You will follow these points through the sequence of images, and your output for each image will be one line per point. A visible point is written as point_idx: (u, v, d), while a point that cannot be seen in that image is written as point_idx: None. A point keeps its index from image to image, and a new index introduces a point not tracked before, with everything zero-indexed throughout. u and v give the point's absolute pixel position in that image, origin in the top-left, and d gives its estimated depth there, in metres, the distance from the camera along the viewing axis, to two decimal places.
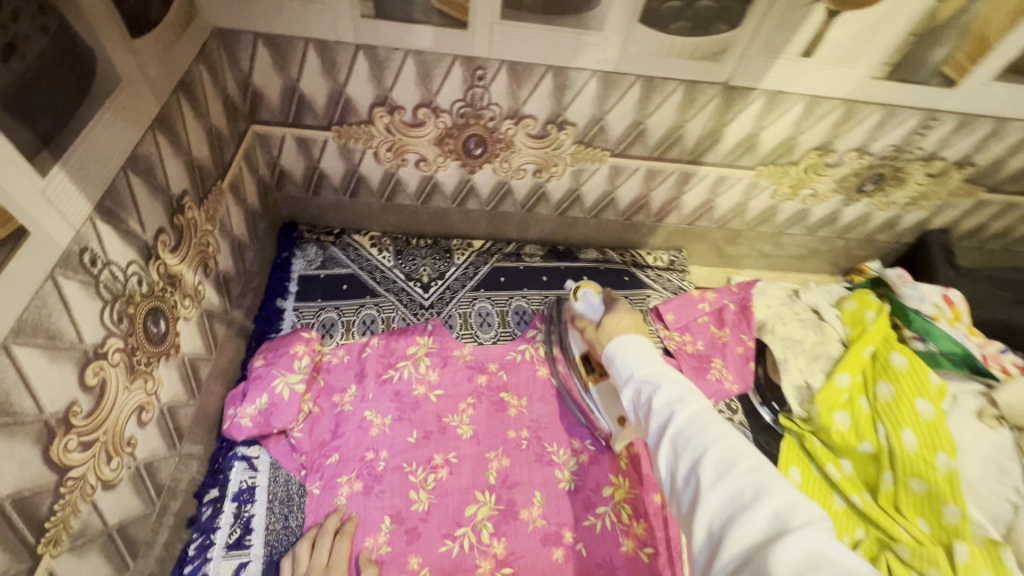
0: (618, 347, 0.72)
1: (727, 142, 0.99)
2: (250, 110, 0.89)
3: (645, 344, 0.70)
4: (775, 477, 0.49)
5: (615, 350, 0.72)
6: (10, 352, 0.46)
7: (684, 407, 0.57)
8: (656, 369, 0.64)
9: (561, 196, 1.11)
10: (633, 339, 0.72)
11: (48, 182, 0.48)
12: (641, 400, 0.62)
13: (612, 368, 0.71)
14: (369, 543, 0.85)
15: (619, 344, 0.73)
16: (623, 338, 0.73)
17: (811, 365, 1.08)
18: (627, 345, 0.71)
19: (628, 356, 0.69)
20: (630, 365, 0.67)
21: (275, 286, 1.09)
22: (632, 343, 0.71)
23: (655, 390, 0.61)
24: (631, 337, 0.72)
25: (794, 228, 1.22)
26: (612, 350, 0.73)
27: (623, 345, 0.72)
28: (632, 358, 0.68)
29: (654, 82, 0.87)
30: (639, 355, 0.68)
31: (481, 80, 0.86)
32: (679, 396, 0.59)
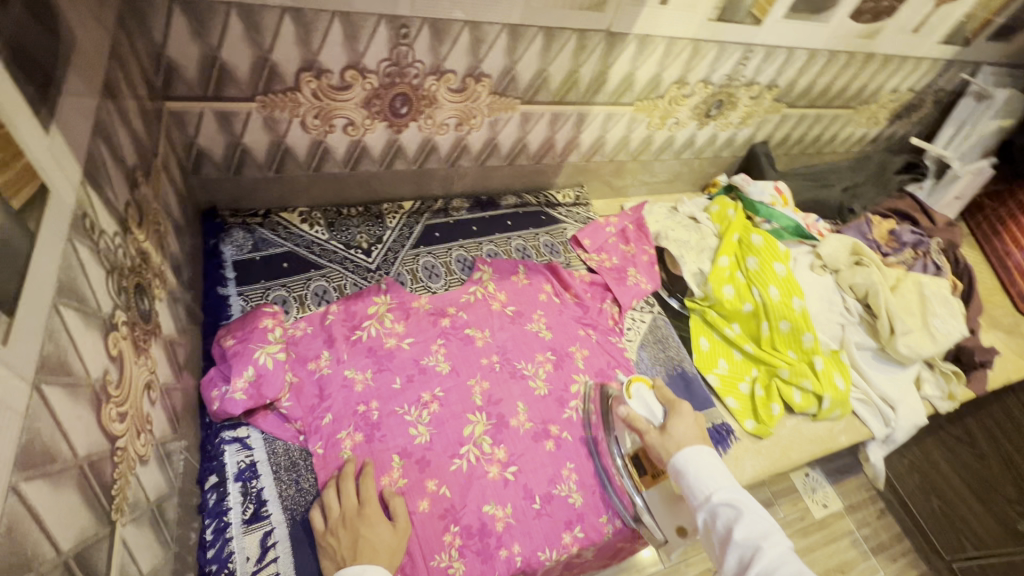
0: (686, 458, 0.81)
1: (611, 83, 1.19)
2: (164, 86, 0.85)
3: (714, 458, 0.81)
4: None
5: (684, 461, 0.81)
6: (60, 312, 0.45)
7: (769, 546, 0.69)
8: (732, 495, 0.76)
9: (480, 147, 1.22)
10: (702, 452, 0.82)
11: (52, 139, 0.47)
12: (719, 527, 0.74)
13: (682, 481, 0.81)
14: (386, 481, 0.91)
15: (687, 454, 0.82)
16: (692, 449, 0.82)
17: (700, 256, 1.36)
18: (697, 459, 0.81)
19: (701, 474, 0.79)
20: (705, 484, 0.78)
21: (211, 275, 1.04)
22: (702, 457, 0.81)
23: (737, 521, 0.72)
24: (700, 449, 0.82)
25: (664, 154, 1.49)
26: (679, 459, 0.82)
27: (694, 457, 0.81)
28: (707, 477, 0.79)
29: (552, 33, 1.02)
30: (711, 472, 0.79)
31: (405, 39, 0.93)
32: (763, 531, 0.70)
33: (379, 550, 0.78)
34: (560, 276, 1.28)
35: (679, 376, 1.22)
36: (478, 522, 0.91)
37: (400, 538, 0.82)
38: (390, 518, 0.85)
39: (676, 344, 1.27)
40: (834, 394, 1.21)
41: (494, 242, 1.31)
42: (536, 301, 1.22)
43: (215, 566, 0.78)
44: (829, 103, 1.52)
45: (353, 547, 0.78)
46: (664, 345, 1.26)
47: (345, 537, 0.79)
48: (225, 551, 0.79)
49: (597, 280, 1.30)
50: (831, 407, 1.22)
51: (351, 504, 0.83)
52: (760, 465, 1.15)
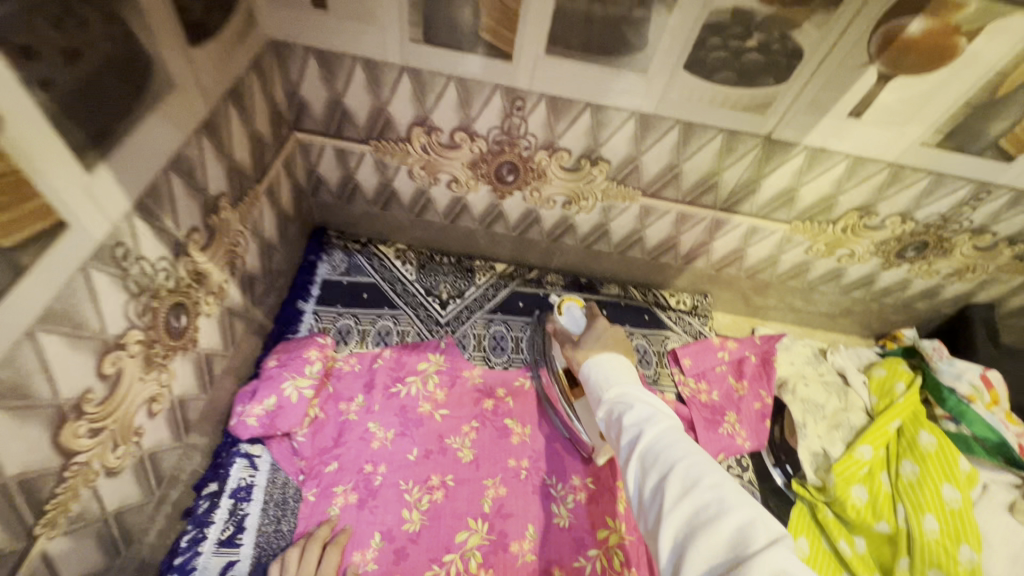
0: (592, 365, 0.73)
1: (764, 194, 0.97)
2: (295, 119, 0.93)
3: (617, 359, 0.73)
4: (740, 494, 0.50)
5: (588, 367, 0.74)
6: (35, 339, 0.48)
7: (653, 424, 0.58)
8: (627, 386, 0.66)
9: (588, 230, 1.10)
10: (606, 356, 0.73)
11: (92, 180, 0.50)
12: (613, 419, 0.63)
13: (587, 386, 0.72)
14: (357, 558, 0.85)
15: (592, 360, 0.75)
16: (598, 357, 0.75)
17: (831, 433, 1.03)
18: (599, 360, 0.73)
19: (600, 372, 0.70)
20: (602, 383, 0.69)
21: (298, 287, 1.11)
22: (605, 360, 0.73)
23: (627, 408, 0.62)
24: (605, 357, 0.74)
25: (826, 286, 1.18)
26: (586, 367, 0.74)
27: (597, 362, 0.73)
28: (604, 376, 0.69)
29: (692, 128, 0.87)
30: (611, 370, 0.71)
31: (520, 111, 0.87)
32: (649, 415, 0.60)
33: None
34: None
35: None
36: None
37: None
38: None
39: None
40: None
41: None
42: None
43: None
44: None
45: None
46: None
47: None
48: (189, 565, 0.80)
49: (682, 413, 1.07)
50: None
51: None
52: None
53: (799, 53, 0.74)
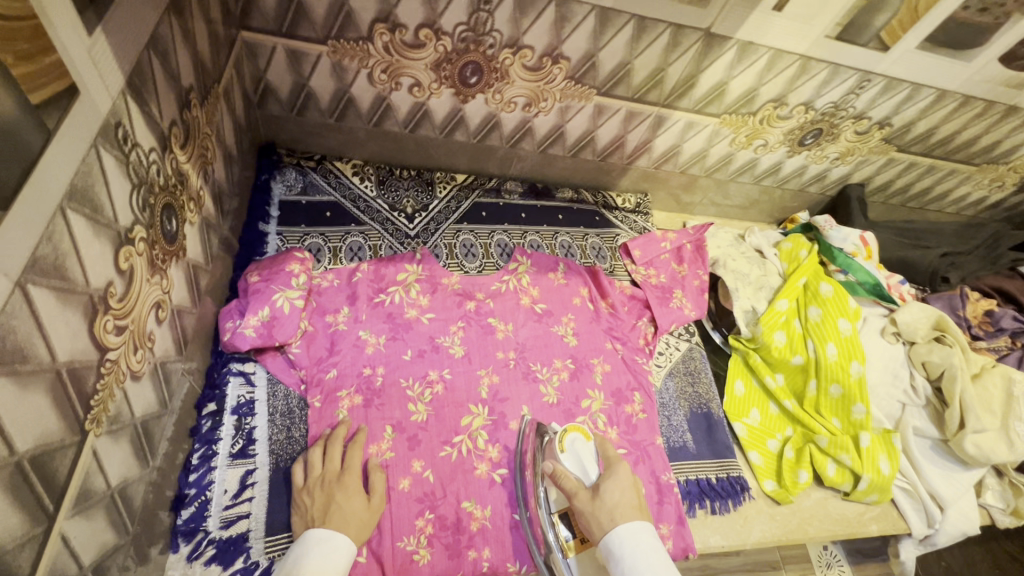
0: (623, 537, 0.70)
1: (700, 89, 1.09)
2: (241, 14, 0.86)
3: (655, 543, 0.70)
4: None
5: (621, 540, 0.69)
6: (65, 217, 0.45)
7: None
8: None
9: (545, 133, 1.16)
10: (642, 532, 0.70)
11: (93, 42, 0.46)
12: None
13: (617, 566, 0.68)
14: (374, 450, 0.90)
15: (622, 532, 0.70)
16: (630, 526, 0.71)
17: (756, 294, 1.24)
18: (636, 539, 0.69)
19: (640, 561, 0.67)
20: (643, 575, 0.66)
21: (256, 208, 1.05)
22: (641, 539, 0.69)
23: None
24: (637, 526, 0.71)
25: (743, 176, 1.37)
26: (615, 537, 0.70)
27: (634, 536, 0.70)
28: (644, 566, 0.66)
29: (645, 23, 0.94)
30: (650, 560, 0.67)
31: (487, 5, 0.88)
32: None
33: (350, 521, 0.77)
34: (600, 282, 1.21)
35: (702, 416, 1.13)
36: (454, 516, 0.88)
37: (371, 515, 0.81)
38: (368, 491, 0.84)
39: (708, 380, 1.18)
40: (875, 477, 1.07)
41: (539, 234, 1.25)
42: (568, 303, 1.16)
43: (193, 490, 0.78)
44: (949, 156, 1.32)
45: (325, 510, 0.77)
46: (694, 380, 1.17)
47: (319, 499, 0.79)
48: (206, 479, 0.80)
49: (639, 295, 1.22)
50: (868, 490, 1.08)
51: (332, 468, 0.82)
52: (771, 530, 1.04)
53: None
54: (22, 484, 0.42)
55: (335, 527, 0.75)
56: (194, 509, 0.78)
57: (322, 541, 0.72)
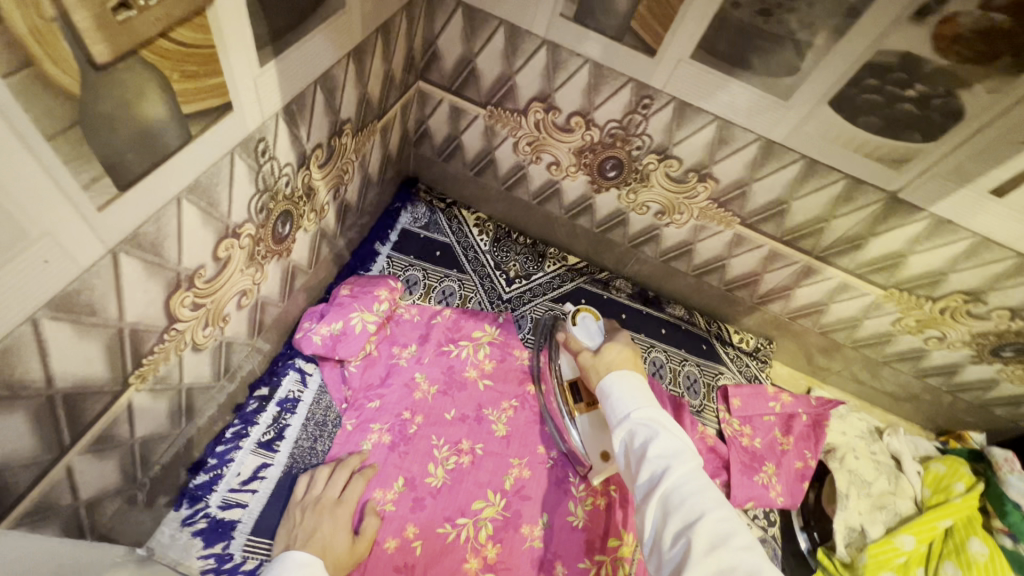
0: (615, 381, 0.74)
1: (867, 253, 0.93)
2: (424, 67, 0.96)
3: (642, 382, 0.74)
4: (765, 557, 0.52)
5: (611, 381, 0.75)
6: (179, 205, 0.51)
7: (681, 464, 0.61)
8: (652, 412, 0.69)
9: (672, 244, 1.09)
10: (632, 376, 0.75)
11: (262, 73, 0.53)
12: (635, 445, 0.66)
13: (606, 400, 0.74)
14: (377, 495, 0.87)
15: (614, 375, 0.76)
16: (622, 373, 0.76)
17: (874, 513, 0.96)
18: (624, 379, 0.75)
19: (624, 391, 0.72)
20: (626, 403, 0.71)
21: (379, 229, 1.15)
22: (631, 381, 0.74)
23: (654, 436, 0.65)
24: (629, 374, 0.75)
25: (901, 364, 1.12)
26: (605, 381, 0.76)
27: (624, 379, 0.75)
28: (631, 397, 0.71)
29: (816, 167, 0.83)
30: (636, 392, 0.72)
31: (644, 109, 0.86)
32: (677, 450, 0.62)
33: (326, 552, 0.73)
34: (680, 417, 1.06)
35: None
36: None
37: (350, 559, 0.76)
38: (354, 534, 0.81)
39: None
40: None
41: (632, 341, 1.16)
42: None
43: (214, 461, 0.84)
44: None
45: (307, 533, 0.74)
46: None
47: (306, 520, 0.77)
48: (228, 455, 0.85)
49: (720, 450, 1.05)
50: None
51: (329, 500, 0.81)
52: None
53: (960, 115, 0.70)
54: (47, 415, 0.47)
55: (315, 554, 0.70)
56: (207, 478, 0.83)
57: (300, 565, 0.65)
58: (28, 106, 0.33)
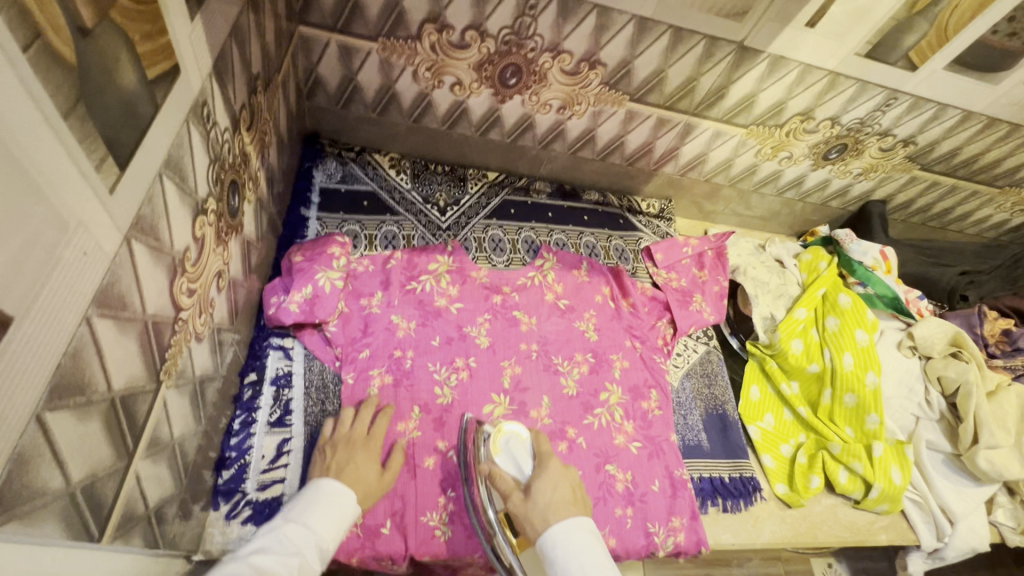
0: (557, 538, 0.64)
1: (730, 100, 1.13)
2: (301, 10, 0.91)
3: (590, 539, 0.65)
4: None
5: (555, 538, 0.65)
6: (162, 182, 0.49)
7: None
8: None
9: (577, 135, 1.20)
10: (576, 527, 0.66)
11: (194, 27, 0.51)
12: None
13: (552, 565, 0.64)
14: (401, 428, 0.94)
15: (556, 532, 0.65)
16: (564, 524, 0.66)
17: (775, 301, 1.26)
18: (570, 535, 0.65)
19: (570, 562, 0.62)
20: None
21: (298, 194, 1.11)
22: (577, 540, 0.64)
23: None
24: (572, 523, 0.66)
25: (766, 188, 1.40)
26: (547, 539, 0.65)
27: (570, 535, 0.64)
28: (581, 567, 0.62)
29: (681, 33, 0.98)
30: (585, 558, 0.63)
31: (531, 10, 0.93)
32: None
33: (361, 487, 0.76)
34: (622, 281, 1.24)
35: (717, 417, 1.15)
36: None
37: (382, 486, 0.81)
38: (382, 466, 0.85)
39: (723, 383, 1.20)
40: (886, 486, 1.08)
41: (564, 233, 1.30)
42: (591, 300, 1.19)
43: (233, 453, 0.84)
44: (971, 177, 1.34)
45: (340, 464, 0.77)
46: (711, 381, 1.19)
47: (336, 455, 0.79)
48: (246, 444, 0.85)
49: (659, 297, 1.25)
50: (879, 499, 1.09)
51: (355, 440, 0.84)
52: (779, 531, 1.06)
53: None
54: (113, 420, 0.46)
55: (346, 485, 0.73)
56: (233, 471, 0.83)
57: (334, 492, 0.71)
58: (44, 80, 0.32)
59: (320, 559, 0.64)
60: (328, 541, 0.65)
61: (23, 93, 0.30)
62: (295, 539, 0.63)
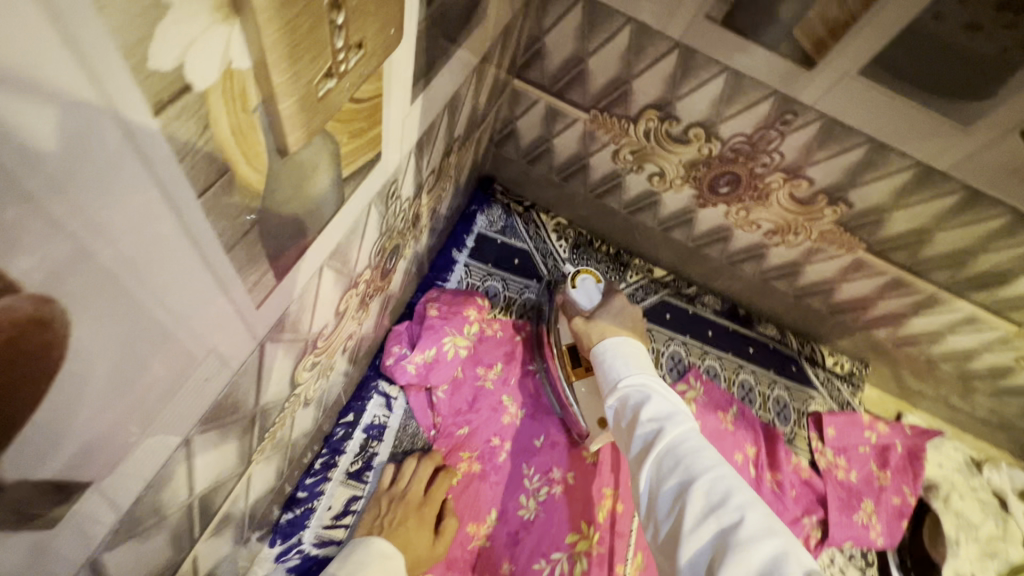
0: (607, 347, 0.72)
1: (1011, 290, 0.84)
2: (523, 64, 0.84)
3: (638, 347, 0.71)
4: (764, 512, 0.49)
5: (605, 345, 0.73)
6: (321, 275, 0.43)
7: (675, 425, 0.57)
8: (644, 377, 0.65)
9: (777, 264, 1.00)
10: (626, 341, 0.72)
11: (409, 113, 0.45)
12: (627, 408, 0.63)
13: (601, 365, 0.71)
14: (470, 530, 0.83)
15: (608, 343, 0.72)
16: (616, 339, 0.73)
17: (981, 560, 0.94)
18: (619, 343, 0.72)
19: (616, 360, 0.69)
20: (618, 369, 0.68)
21: (454, 235, 1.07)
22: (625, 347, 0.71)
23: (645, 400, 0.62)
24: (622, 339, 0.72)
25: (1008, 397, 1.05)
26: (599, 349, 0.73)
27: (620, 344, 0.72)
28: (623, 361, 0.69)
29: (978, 200, 0.74)
30: (629, 359, 0.69)
31: (784, 125, 0.76)
32: (669, 412, 0.59)
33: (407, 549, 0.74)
34: (774, 449, 1.02)
35: None
36: None
37: (429, 558, 0.77)
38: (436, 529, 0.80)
39: None
40: None
41: (720, 361, 1.10)
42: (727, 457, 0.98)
43: (304, 494, 0.80)
44: None
45: (392, 525, 0.75)
46: None
47: (393, 512, 0.77)
48: (319, 487, 0.81)
49: (815, 484, 1.00)
50: None
51: (418, 525, 0.76)
52: None
53: None
54: (185, 521, 0.41)
55: (396, 548, 0.72)
56: (298, 513, 0.79)
57: (385, 557, 0.69)
58: (212, 220, 0.25)
59: None
60: None
61: (184, 240, 0.24)
62: None
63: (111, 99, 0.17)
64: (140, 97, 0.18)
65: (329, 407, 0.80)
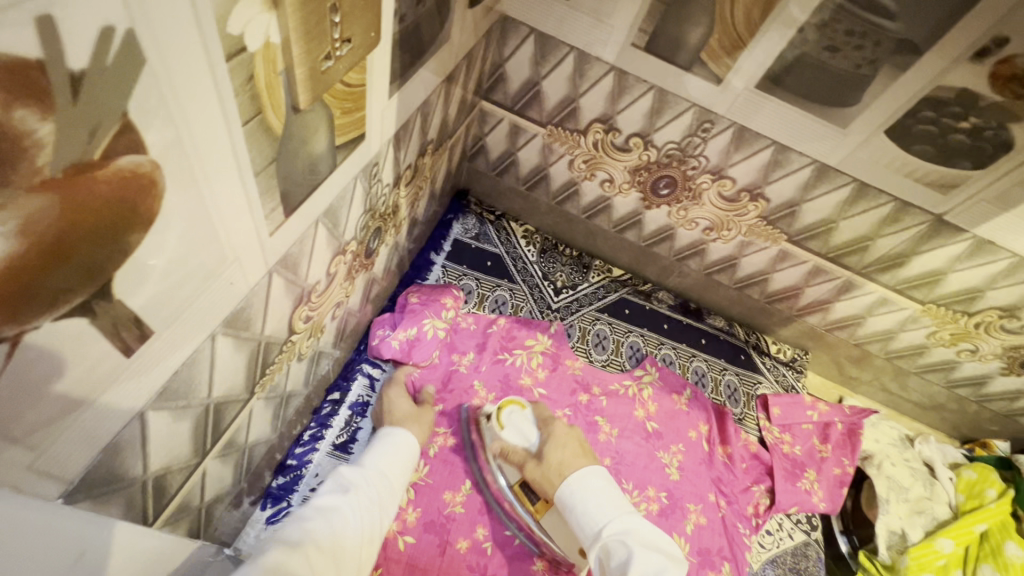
0: (576, 490, 0.72)
1: (909, 271, 0.98)
2: (488, 88, 1.00)
3: (607, 485, 0.74)
4: None
5: (572, 490, 0.73)
6: (317, 227, 0.55)
7: None
8: (623, 524, 0.67)
9: (718, 258, 1.14)
10: (592, 479, 0.73)
11: (388, 105, 0.58)
12: (611, 562, 0.64)
13: (573, 514, 0.72)
14: (446, 497, 0.91)
15: (574, 483, 0.73)
16: (579, 476, 0.74)
17: (912, 516, 1.03)
18: (587, 487, 0.73)
19: (589, 506, 0.71)
20: (594, 517, 0.69)
21: (433, 240, 1.20)
22: (594, 485, 0.73)
23: (629, 553, 0.63)
24: (588, 477, 0.74)
25: (930, 375, 1.18)
26: (567, 492, 0.73)
27: (588, 488, 0.73)
28: (598, 507, 0.70)
29: (866, 190, 0.88)
30: (600, 501, 0.71)
31: (704, 133, 0.91)
32: (656, 565, 0.61)
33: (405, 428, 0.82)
34: (724, 426, 1.11)
35: None
36: None
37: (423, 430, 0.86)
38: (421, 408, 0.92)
39: None
40: None
41: (675, 350, 1.20)
42: (682, 434, 1.08)
43: (294, 462, 0.88)
44: None
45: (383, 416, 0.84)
46: None
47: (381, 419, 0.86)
48: (307, 457, 0.89)
49: (763, 457, 1.09)
50: None
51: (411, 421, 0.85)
52: None
53: (1011, 145, 0.75)
54: (202, 423, 0.50)
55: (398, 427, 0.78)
56: (288, 479, 0.86)
57: (385, 435, 0.75)
58: (247, 144, 0.37)
59: (380, 485, 0.65)
60: (385, 475, 0.68)
61: (229, 151, 0.36)
62: (351, 473, 0.64)
63: (203, 30, 0.30)
64: (217, 44, 0.31)
65: (317, 382, 0.90)
